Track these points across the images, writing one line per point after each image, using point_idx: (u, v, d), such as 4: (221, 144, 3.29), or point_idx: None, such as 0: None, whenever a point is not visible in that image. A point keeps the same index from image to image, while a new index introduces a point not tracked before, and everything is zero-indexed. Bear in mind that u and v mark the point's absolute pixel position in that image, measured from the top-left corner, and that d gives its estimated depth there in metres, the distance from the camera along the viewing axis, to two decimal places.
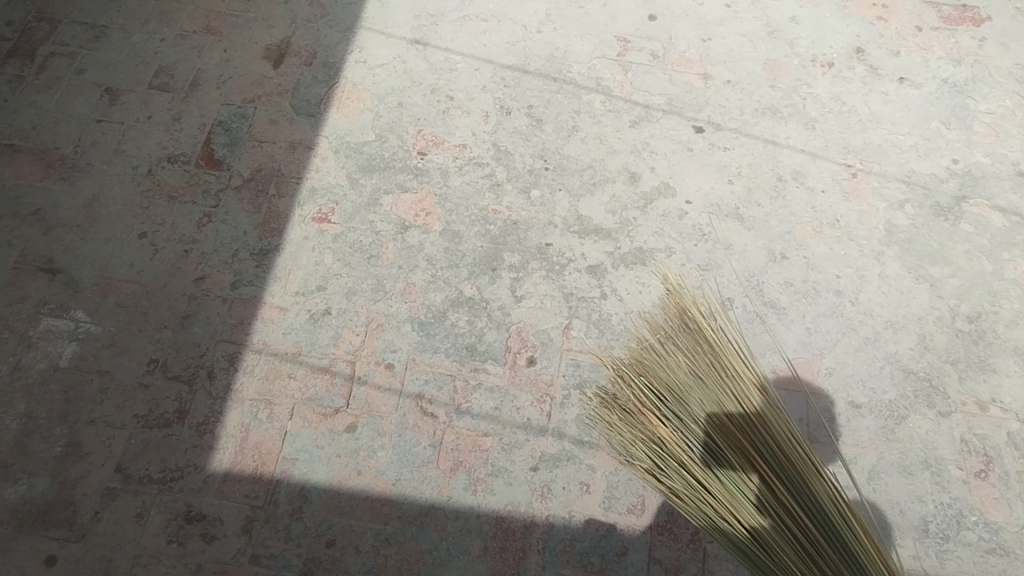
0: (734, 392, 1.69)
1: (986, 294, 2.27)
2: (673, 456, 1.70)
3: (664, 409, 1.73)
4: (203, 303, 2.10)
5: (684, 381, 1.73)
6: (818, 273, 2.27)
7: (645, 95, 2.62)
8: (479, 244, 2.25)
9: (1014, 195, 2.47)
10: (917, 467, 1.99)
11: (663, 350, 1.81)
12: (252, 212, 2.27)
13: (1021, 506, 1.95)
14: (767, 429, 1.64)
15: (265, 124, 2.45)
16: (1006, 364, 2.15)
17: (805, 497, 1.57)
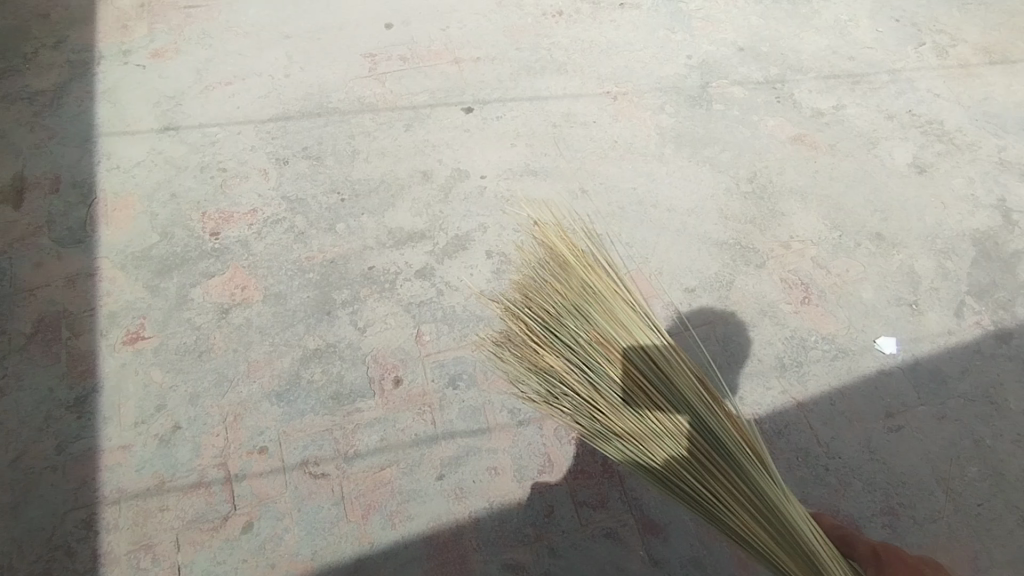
0: (610, 310, 1.58)
1: (754, 155, 2.58)
2: (558, 382, 1.63)
3: (550, 336, 1.62)
4: (32, 480, 1.89)
5: (561, 306, 1.60)
6: (618, 193, 2.46)
7: (411, 98, 2.69)
8: (306, 295, 2.21)
9: (743, 68, 2.83)
10: (757, 318, 2.23)
11: (537, 276, 1.65)
12: (51, 364, 2.06)
13: (843, 312, 2.25)
14: (643, 347, 1.55)
15: (30, 270, 2.23)
16: (789, 204, 2.47)
17: (687, 407, 1.51)
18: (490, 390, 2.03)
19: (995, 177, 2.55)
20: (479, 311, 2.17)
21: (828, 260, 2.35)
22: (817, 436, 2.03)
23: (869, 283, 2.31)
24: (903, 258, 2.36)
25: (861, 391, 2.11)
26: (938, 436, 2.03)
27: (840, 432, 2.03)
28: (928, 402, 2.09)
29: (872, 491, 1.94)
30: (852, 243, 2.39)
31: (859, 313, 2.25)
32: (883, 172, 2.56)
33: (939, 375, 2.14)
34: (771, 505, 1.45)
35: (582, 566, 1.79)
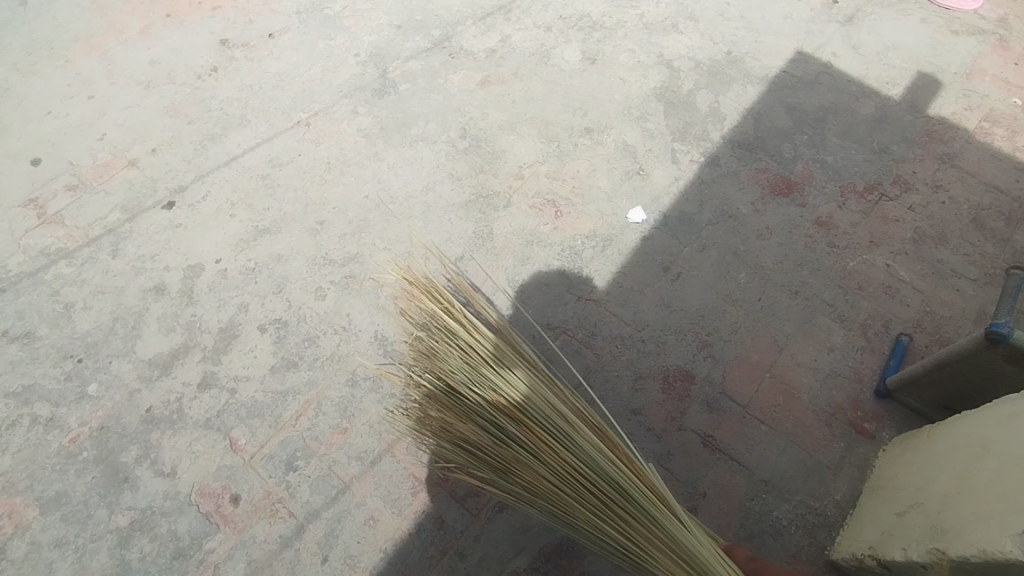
0: (502, 371, 1.63)
1: (456, 114, 2.64)
2: (473, 448, 1.66)
3: (453, 397, 1.66)
4: None
5: (462, 374, 1.64)
6: (355, 209, 2.43)
7: (100, 224, 2.42)
8: (89, 477, 1.94)
9: (409, 43, 2.85)
10: (527, 251, 2.34)
11: (431, 342, 1.69)
12: None
13: (590, 207, 2.44)
14: (540, 404, 1.60)
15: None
16: (504, 139, 2.59)
17: (589, 461, 1.55)
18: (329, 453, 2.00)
19: (649, 39, 2.86)
20: (281, 388, 2.10)
21: (559, 170, 2.52)
22: (621, 322, 2.20)
23: (599, 173, 2.51)
24: (613, 136, 2.59)
25: (635, 264, 2.32)
26: (706, 266, 2.31)
27: (637, 306, 2.23)
28: (687, 244, 2.35)
29: (682, 339, 2.17)
30: (570, 146, 2.57)
31: (603, 202, 2.45)
32: (565, 73, 2.75)
33: (685, 218, 2.41)
34: (684, 549, 1.50)
35: (493, 554, 1.85)
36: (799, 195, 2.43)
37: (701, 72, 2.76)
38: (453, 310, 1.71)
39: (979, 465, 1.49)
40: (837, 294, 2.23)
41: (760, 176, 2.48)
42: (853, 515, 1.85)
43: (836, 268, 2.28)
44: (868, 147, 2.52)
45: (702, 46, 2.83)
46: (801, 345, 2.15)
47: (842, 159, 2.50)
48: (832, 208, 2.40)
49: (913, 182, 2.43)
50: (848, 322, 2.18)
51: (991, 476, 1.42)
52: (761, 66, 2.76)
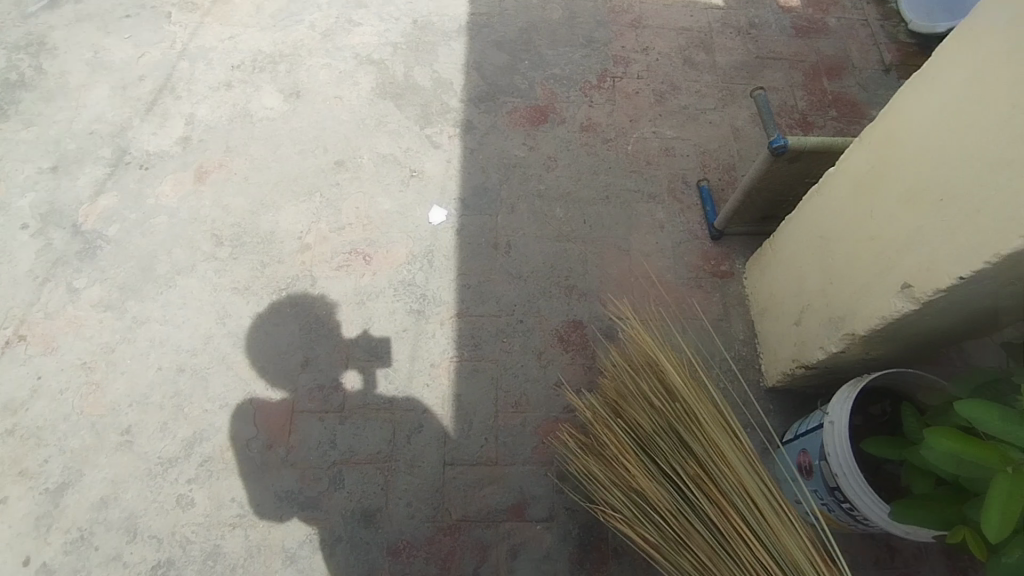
0: (708, 438, 1.64)
1: (193, 224, 2.24)
2: (648, 505, 1.67)
3: (645, 444, 1.73)
4: None
5: (661, 429, 1.72)
6: (154, 389, 1.99)
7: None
8: None
9: (81, 180, 2.31)
10: (365, 312, 2.14)
11: (642, 391, 1.78)
12: None
13: (393, 233, 2.27)
14: (733, 472, 1.58)
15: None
16: (265, 219, 2.27)
17: (775, 542, 1.47)
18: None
19: (333, 45, 2.64)
20: None
21: (340, 218, 2.29)
22: (495, 318, 2.15)
23: (378, 197, 2.34)
24: (366, 156, 2.41)
25: (468, 259, 2.25)
26: (526, 223, 2.32)
27: (496, 296, 2.19)
28: (498, 214, 2.34)
29: (551, 299, 2.19)
30: (335, 189, 2.34)
31: (401, 221, 2.30)
32: (277, 121, 2.46)
33: (479, 192, 2.37)
34: None
35: None
36: (554, 116, 2.52)
37: (404, 51, 2.65)
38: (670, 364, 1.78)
39: (825, 256, 1.79)
40: (636, 182, 2.42)
41: (515, 116, 2.51)
42: (762, 343, 2.13)
43: (621, 161, 2.45)
44: (577, 47, 2.68)
45: (387, 26, 2.70)
46: (640, 242, 2.32)
47: (566, 69, 2.63)
48: (585, 114, 2.54)
49: (625, 61, 2.65)
50: (658, 200, 2.39)
51: (841, 260, 1.72)
52: (450, 19, 2.73)
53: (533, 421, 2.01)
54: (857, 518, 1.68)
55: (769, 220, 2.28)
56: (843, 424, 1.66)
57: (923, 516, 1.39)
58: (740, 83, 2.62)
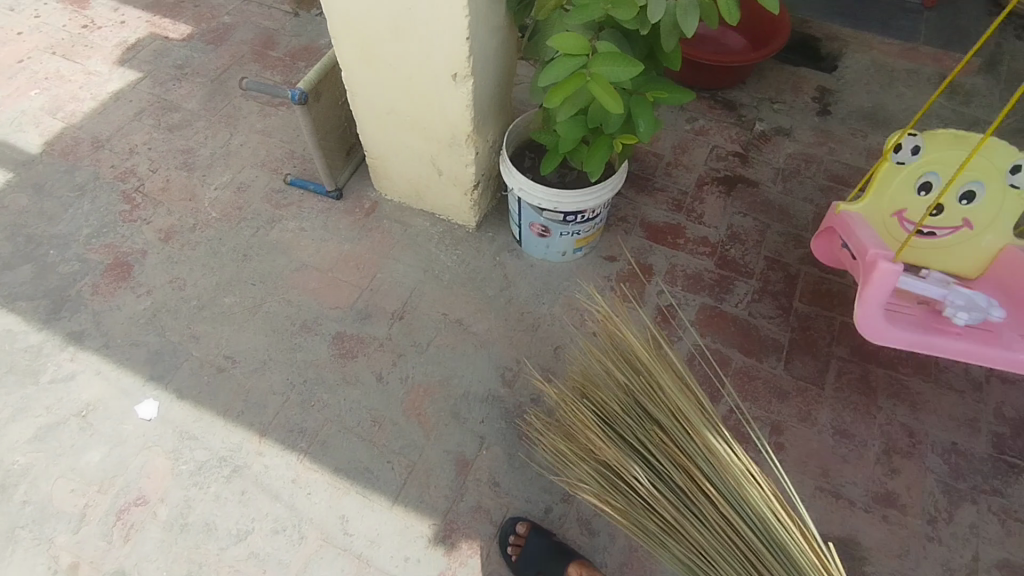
0: (674, 404, 1.68)
1: None
2: (616, 477, 1.67)
3: (616, 413, 1.75)
4: None
5: (627, 398, 1.75)
6: None
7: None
8: None
9: None
10: (192, 528, 1.90)
11: (609, 369, 1.80)
12: None
13: (132, 463, 2.01)
14: (698, 436, 1.61)
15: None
16: None
17: (740, 499, 1.51)
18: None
19: None
20: None
21: (68, 515, 1.92)
22: (285, 406, 2.10)
23: (81, 463, 2.01)
24: (20, 455, 2.01)
25: (212, 399, 2.12)
26: (217, 334, 2.26)
27: (265, 393, 2.12)
28: (189, 356, 2.21)
29: (301, 346, 2.22)
30: (28, 512, 1.92)
31: (124, 453, 2.03)
32: None
33: (154, 361, 2.20)
34: None
35: (538, 486, 1.98)
36: (132, 256, 2.46)
37: None
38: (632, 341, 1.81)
39: (404, 119, 2.16)
40: (250, 231, 2.52)
41: (102, 289, 2.37)
42: (442, 210, 2.51)
43: (220, 228, 2.54)
44: (81, 205, 2.62)
45: None
46: (304, 255, 2.46)
47: (91, 223, 2.57)
48: (152, 229, 2.54)
49: (131, 174, 2.72)
50: (278, 222, 2.55)
51: (413, 111, 2.10)
52: None
53: (398, 414, 2.08)
54: (590, 219, 2.21)
55: (353, 153, 2.65)
56: (524, 184, 2.09)
57: (596, 154, 1.83)
58: (228, 116, 2.92)
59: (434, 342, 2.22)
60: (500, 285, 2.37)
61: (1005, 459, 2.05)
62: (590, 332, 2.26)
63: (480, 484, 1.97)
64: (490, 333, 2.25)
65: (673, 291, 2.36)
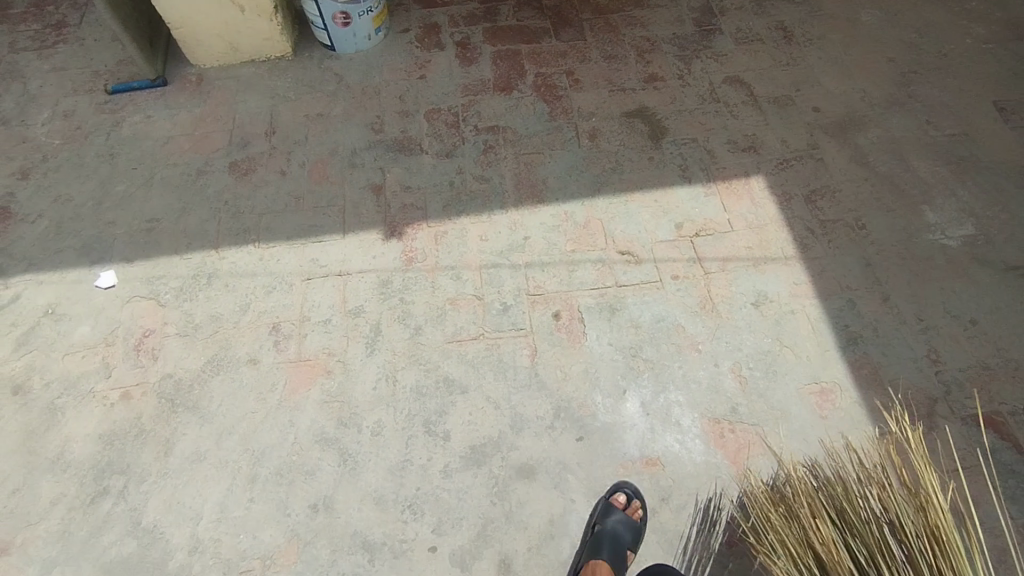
0: (931, 520, 1.56)
1: (70, 513, 1.97)
2: (826, 557, 1.58)
3: (891, 567, 1.52)
4: (842, 274, 2.36)
5: (868, 496, 1.67)
6: (268, 487, 2.01)
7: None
8: (636, 400, 2.12)
9: None
10: (203, 321, 2.30)
11: (917, 559, 1.52)
12: (869, 363, 2.20)
13: (121, 316, 2.32)
14: (942, 555, 1.50)
15: (980, 486, 2.00)
16: (76, 451, 2.08)
17: None
18: (474, 308, 2.30)
19: None
20: (462, 360, 2.19)
21: (92, 368, 2.22)
22: (221, 224, 2.51)
23: (74, 340, 2.28)
24: (17, 362, 2.24)
25: (157, 248, 2.46)
26: (128, 211, 2.56)
27: (199, 225, 2.51)
28: (116, 236, 2.49)
29: (207, 185, 2.61)
30: (54, 388, 2.19)
31: (107, 315, 2.32)
32: None
33: (84, 251, 2.46)
34: None
35: (437, 174, 2.62)
36: (4, 201, 2.60)
37: None
38: (935, 501, 1.59)
39: None
40: (102, 138, 2.76)
41: None
42: (260, 50, 2.93)
43: (71, 146, 2.74)
44: None
45: None
46: (164, 132, 2.77)
47: None
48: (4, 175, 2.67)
49: None
50: (123, 122, 2.80)
51: None
52: None
53: (312, 187, 2.60)
54: None
55: (154, 43, 2.93)
56: None
57: None
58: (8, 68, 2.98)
59: (310, 136, 2.73)
60: (335, 80, 2.90)
61: (704, 29, 3.04)
62: (418, 78, 2.90)
63: (397, 193, 2.57)
64: (347, 111, 2.80)
65: (459, 29, 3.06)
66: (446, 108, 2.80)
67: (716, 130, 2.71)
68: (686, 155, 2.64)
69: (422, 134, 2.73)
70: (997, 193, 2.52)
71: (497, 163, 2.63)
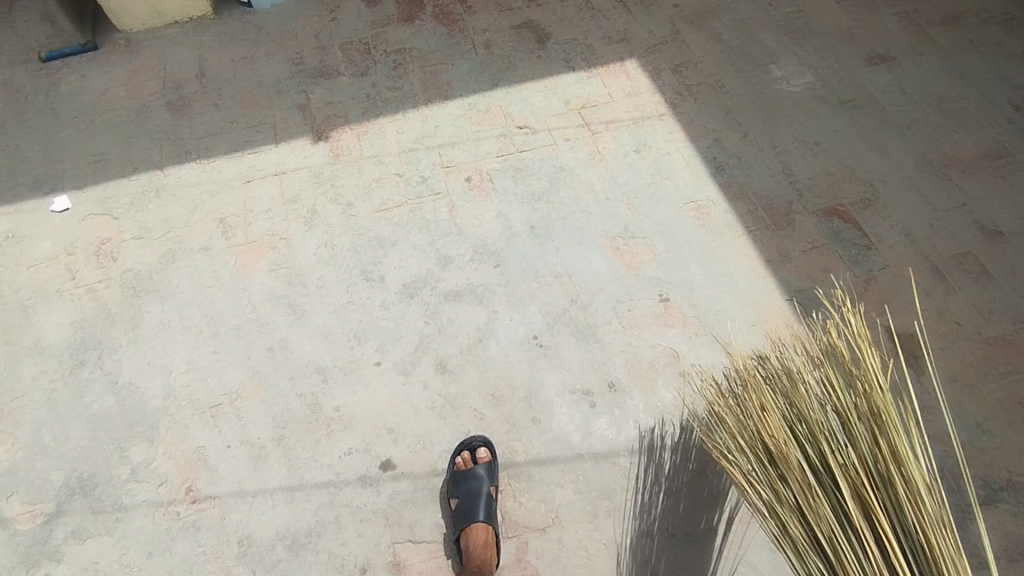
0: (875, 404, 1.46)
1: (53, 384, 2.22)
2: (774, 452, 1.53)
3: (833, 453, 1.46)
4: (707, 121, 2.78)
5: (816, 383, 1.56)
6: (230, 339, 2.29)
7: (482, 526, 1.85)
8: (543, 232, 2.48)
9: None
10: (156, 225, 2.57)
11: (860, 442, 1.45)
12: (735, 181, 2.60)
13: (80, 230, 2.57)
14: (882, 435, 1.43)
15: (828, 258, 2.41)
16: (52, 338, 2.32)
17: (895, 511, 1.38)
18: (398, 183, 2.63)
19: None
20: (391, 222, 2.52)
21: (58, 274, 2.47)
22: (164, 149, 2.80)
23: (38, 254, 2.52)
24: None
25: (107, 175, 2.73)
26: (77, 150, 2.82)
27: (144, 153, 2.79)
28: (66, 171, 2.75)
29: (147, 122, 2.90)
30: (24, 293, 2.42)
31: (67, 231, 2.57)
32: None
33: (39, 186, 2.71)
34: None
35: (354, 90, 2.96)
36: None
37: None
38: (879, 383, 1.48)
39: None
40: (44, 97, 3.03)
41: None
42: (183, 11, 3.26)
43: (16, 108, 2.99)
44: None
45: None
46: (102, 86, 3.05)
47: None
48: None
49: None
50: (62, 83, 3.08)
51: None
52: None
53: (244, 112, 2.92)
54: None
55: (85, 15, 3.23)
56: None
57: None
58: None
59: (237, 74, 3.06)
60: (255, 29, 3.25)
61: None
62: (330, 20, 3.27)
63: (321, 108, 2.91)
64: (269, 52, 3.14)
65: None
66: (357, 40, 3.16)
67: (593, 30, 3.14)
68: (570, 51, 3.05)
69: (338, 61, 3.08)
70: (828, 49, 3.00)
71: (406, 76, 3.00)
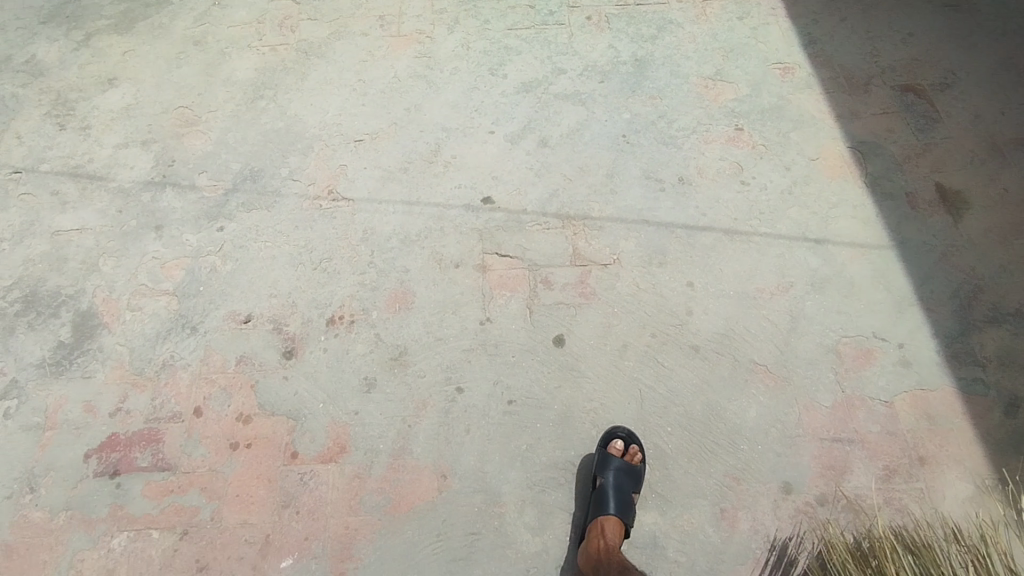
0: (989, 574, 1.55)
1: (241, 108, 2.85)
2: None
3: None
4: (808, 5, 3.10)
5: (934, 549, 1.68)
6: (376, 98, 2.83)
7: (611, 521, 1.85)
8: (645, 64, 2.89)
9: (185, 186, 2.65)
10: (328, 12, 3.14)
11: None
12: (824, 54, 2.92)
13: (270, 7, 3.17)
14: None
15: (895, 122, 2.71)
16: (243, 77, 2.94)
17: None
18: (528, 12, 3.09)
19: (69, 64, 3.03)
20: (519, 38, 2.99)
21: (250, 35, 3.08)
22: None
23: (236, 19, 3.14)
24: (197, 31, 3.11)
25: None
26: None
27: None
28: None
29: None
30: (224, 44, 3.06)
31: (259, 7, 3.18)
32: (148, 88, 2.94)
33: None
34: None
35: None
36: None
37: (89, 26, 3.16)
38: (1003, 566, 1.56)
39: None
40: None
41: None
42: None
43: None
44: None
45: (53, 36, 3.13)
46: None
47: None
48: None
49: None
50: None
51: None
52: (58, 3, 3.26)
53: None
54: None
55: None
56: None
57: None
58: None
59: None
60: None
61: None
62: None
63: None
64: None
65: None
66: None
67: None
68: None
69: None
70: None
71: None
